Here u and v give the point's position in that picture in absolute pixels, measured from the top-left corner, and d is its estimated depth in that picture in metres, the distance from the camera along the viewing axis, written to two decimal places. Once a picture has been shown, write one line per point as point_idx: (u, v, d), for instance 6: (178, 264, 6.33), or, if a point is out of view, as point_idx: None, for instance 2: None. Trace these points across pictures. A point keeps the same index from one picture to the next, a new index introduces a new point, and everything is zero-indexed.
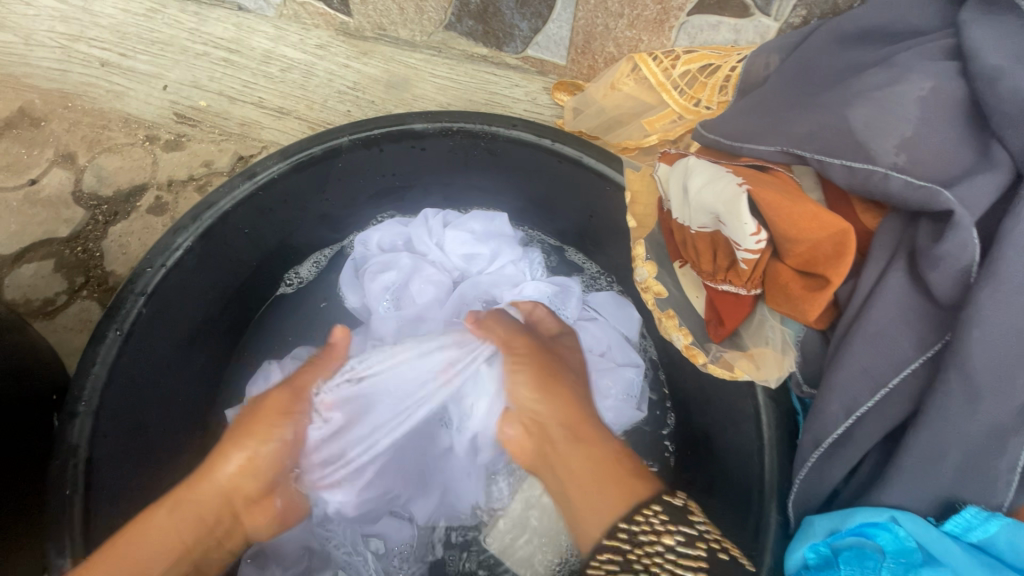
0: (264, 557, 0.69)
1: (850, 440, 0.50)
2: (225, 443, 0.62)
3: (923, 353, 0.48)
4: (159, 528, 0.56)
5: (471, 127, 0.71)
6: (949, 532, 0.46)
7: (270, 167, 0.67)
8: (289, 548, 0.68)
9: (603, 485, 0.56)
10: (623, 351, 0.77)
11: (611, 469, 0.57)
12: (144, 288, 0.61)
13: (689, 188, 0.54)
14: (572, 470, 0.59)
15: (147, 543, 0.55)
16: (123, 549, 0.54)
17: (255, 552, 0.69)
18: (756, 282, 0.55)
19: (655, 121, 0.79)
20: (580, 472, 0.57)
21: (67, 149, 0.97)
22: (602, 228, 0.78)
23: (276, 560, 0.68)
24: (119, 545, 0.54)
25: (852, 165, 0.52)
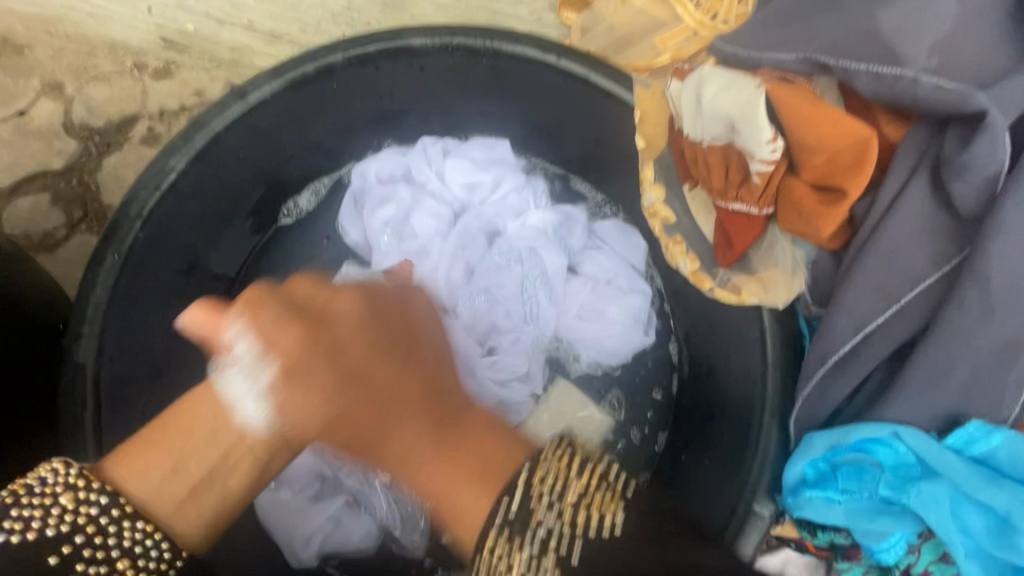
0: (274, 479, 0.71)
1: (856, 358, 0.50)
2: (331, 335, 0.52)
3: (939, 269, 0.46)
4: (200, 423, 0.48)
5: (471, 43, 0.67)
6: (951, 446, 0.46)
7: (262, 86, 0.64)
8: (300, 473, 0.70)
9: (459, 448, 0.49)
10: (628, 279, 0.76)
11: (440, 421, 0.52)
12: (139, 213, 0.60)
13: (701, 97, 0.51)
14: (403, 438, 0.50)
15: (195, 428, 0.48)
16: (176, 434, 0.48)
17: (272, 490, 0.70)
18: (769, 200, 0.53)
19: (668, 39, 0.74)
20: (455, 464, 0.48)
21: (54, 79, 0.93)
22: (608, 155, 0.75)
23: (286, 482, 0.70)
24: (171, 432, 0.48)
25: (878, 71, 0.48)
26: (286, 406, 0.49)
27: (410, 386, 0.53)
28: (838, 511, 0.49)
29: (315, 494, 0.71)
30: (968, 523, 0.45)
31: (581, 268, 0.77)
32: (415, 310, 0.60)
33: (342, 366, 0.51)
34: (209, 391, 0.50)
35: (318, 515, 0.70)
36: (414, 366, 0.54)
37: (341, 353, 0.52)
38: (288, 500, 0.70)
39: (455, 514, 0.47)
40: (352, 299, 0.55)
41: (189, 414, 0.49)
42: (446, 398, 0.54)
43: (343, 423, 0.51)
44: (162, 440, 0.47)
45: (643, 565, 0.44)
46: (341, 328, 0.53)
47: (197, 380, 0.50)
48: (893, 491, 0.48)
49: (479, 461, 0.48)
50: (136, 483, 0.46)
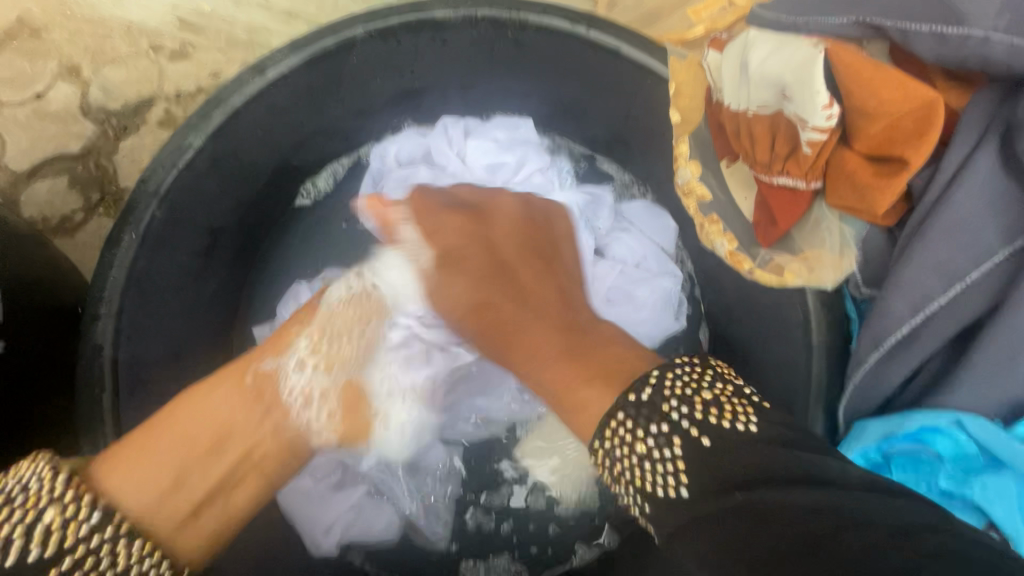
0: None
1: (914, 341, 0.47)
2: (443, 238, 0.61)
3: (1009, 244, 0.43)
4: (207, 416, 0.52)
5: (496, 14, 0.64)
6: (1019, 436, 0.43)
7: (281, 61, 0.62)
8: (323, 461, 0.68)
9: (580, 357, 0.52)
10: (657, 261, 0.74)
11: (574, 353, 0.52)
12: (157, 189, 0.58)
13: (747, 63, 0.48)
14: (535, 333, 0.56)
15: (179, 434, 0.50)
16: (176, 426, 0.51)
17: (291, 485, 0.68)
18: (818, 174, 0.49)
19: (702, 10, 0.69)
20: (593, 360, 0.50)
21: (70, 61, 0.91)
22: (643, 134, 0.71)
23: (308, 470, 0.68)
24: (174, 422, 0.51)
25: (943, 33, 0.44)
26: (443, 285, 0.61)
27: (545, 298, 0.59)
28: None
29: (337, 482, 0.69)
30: None
31: (608, 251, 0.75)
32: (557, 226, 0.67)
33: (493, 261, 0.61)
34: (228, 386, 0.55)
35: (340, 503, 0.68)
36: (551, 280, 0.61)
37: (489, 248, 0.62)
38: (310, 487, 0.68)
39: (581, 414, 0.48)
40: (510, 204, 0.66)
41: (206, 406, 0.53)
42: (581, 326, 0.56)
43: (489, 309, 0.59)
44: (152, 435, 0.49)
45: (775, 465, 0.34)
46: (492, 227, 0.63)
47: (234, 372, 0.56)
48: (955, 484, 0.45)
49: (610, 362, 0.49)
50: (123, 487, 0.45)
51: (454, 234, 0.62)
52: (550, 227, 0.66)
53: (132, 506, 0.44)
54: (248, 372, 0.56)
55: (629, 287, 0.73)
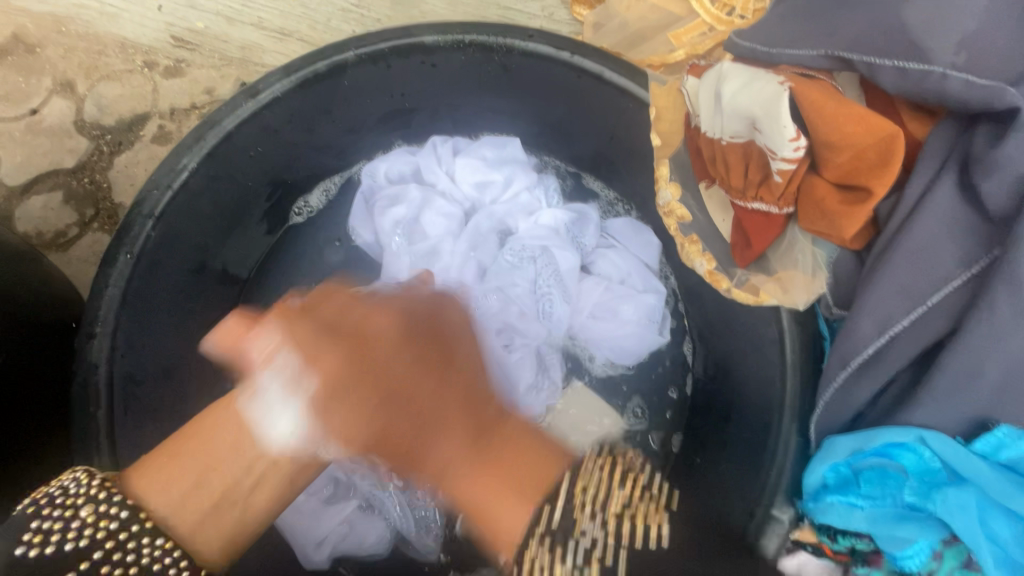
0: None
1: (880, 360, 0.49)
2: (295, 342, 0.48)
3: (968, 269, 0.45)
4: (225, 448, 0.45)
5: (483, 39, 0.66)
6: (979, 452, 0.45)
7: (273, 84, 0.63)
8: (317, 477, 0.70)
9: (491, 463, 0.49)
10: (642, 278, 0.75)
11: (474, 457, 0.49)
12: (151, 211, 0.60)
13: (721, 95, 0.50)
14: (442, 451, 0.49)
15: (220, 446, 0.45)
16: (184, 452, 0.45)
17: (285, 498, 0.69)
18: (790, 199, 0.52)
19: (683, 35, 0.72)
20: (492, 476, 0.48)
21: (65, 77, 0.93)
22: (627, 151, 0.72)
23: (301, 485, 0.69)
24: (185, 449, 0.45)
25: (904, 67, 0.47)
26: (322, 419, 0.47)
27: (450, 400, 0.51)
28: (859, 517, 0.48)
29: (330, 496, 0.71)
30: (996, 531, 0.44)
31: (594, 267, 0.76)
32: (453, 322, 0.59)
33: (376, 381, 0.48)
34: (227, 408, 0.47)
35: (332, 517, 0.70)
36: (451, 359, 0.54)
37: (362, 352, 0.49)
38: (302, 503, 0.69)
39: (490, 516, 0.47)
40: (384, 316, 0.53)
41: (215, 434, 0.46)
42: (482, 405, 0.52)
43: (395, 439, 0.49)
44: (179, 462, 0.45)
45: (702, 551, 0.43)
46: (383, 350, 0.50)
47: (224, 406, 0.47)
48: (918, 498, 0.47)
49: (518, 472, 0.48)
50: (147, 494, 0.44)
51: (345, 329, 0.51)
52: None
53: (162, 515, 0.44)
54: (227, 411, 0.46)
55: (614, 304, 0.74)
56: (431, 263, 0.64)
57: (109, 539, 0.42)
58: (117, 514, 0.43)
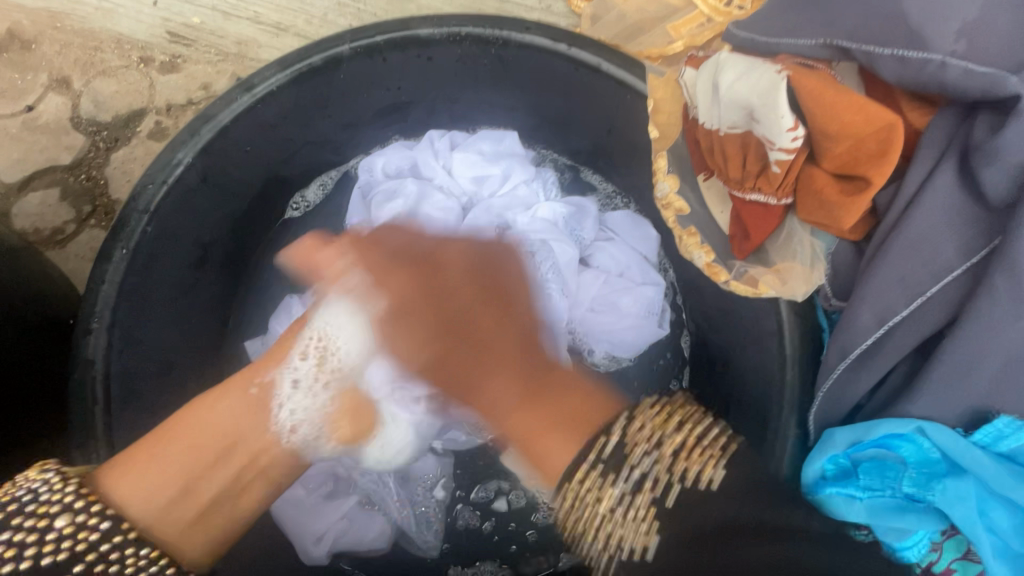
0: None
1: (879, 351, 0.49)
2: (380, 265, 0.60)
3: (968, 259, 0.45)
4: (218, 429, 0.52)
5: (480, 32, 0.66)
6: (978, 442, 0.45)
7: (268, 78, 0.63)
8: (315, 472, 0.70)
9: (541, 399, 0.51)
10: (640, 272, 0.75)
11: (533, 393, 0.52)
12: (146, 207, 0.60)
13: (718, 85, 0.50)
14: (496, 389, 0.53)
15: (202, 434, 0.52)
16: (179, 445, 0.50)
17: None
18: (788, 190, 0.51)
19: (681, 27, 0.73)
20: (534, 416, 0.50)
21: (61, 73, 0.92)
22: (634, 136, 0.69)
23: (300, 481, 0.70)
24: (181, 439, 0.51)
25: (905, 55, 0.46)
26: (390, 332, 0.59)
27: (501, 344, 0.56)
28: (859, 508, 0.47)
29: (329, 492, 0.71)
30: (995, 521, 0.44)
31: (593, 261, 0.76)
32: (510, 268, 0.64)
33: (441, 311, 0.58)
34: (231, 399, 0.54)
35: (331, 513, 0.70)
36: (507, 295, 0.61)
37: (442, 284, 0.60)
38: (302, 498, 0.69)
39: (537, 448, 0.49)
40: (455, 246, 0.64)
41: (211, 417, 0.53)
42: (534, 354, 0.56)
43: (449, 360, 0.57)
44: (162, 448, 0.50)
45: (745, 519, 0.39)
46: (450, 271, 0.61)
47: (235, 391, 0.54)
48: (918, 489, 0.46)
49: (563, 412, 0.49)
50: (133, 495, 0.47)
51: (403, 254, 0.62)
52: (504, 268, 0.63)
53: (143, 514, 0.46)
54: (249, 389, 0.55)
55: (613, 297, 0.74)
56: (437, 248, 0.63)
57: (90, 551, 0.42)
58: (100, 525, 0.43)
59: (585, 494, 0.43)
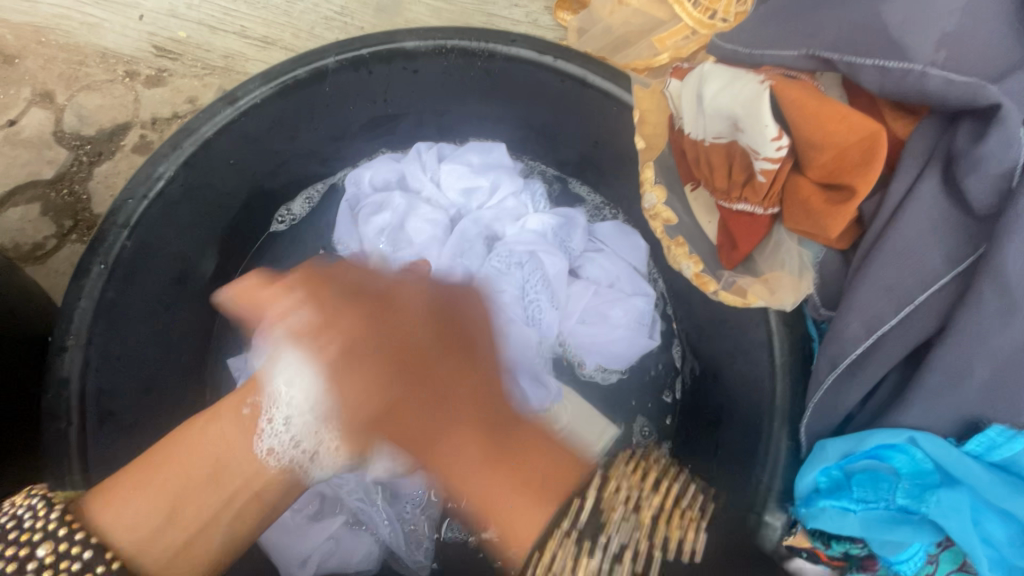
0: None
1: (869, 360, 0.48)
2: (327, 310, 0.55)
3: (954, 268, 0.45)
4: (204, 449, 0.47)
5: (466, 44, 0.66)
6: (970, 452, 0.44)
7: (252, 91, 0.63)
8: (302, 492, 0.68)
9: (513, 462, 0.48)
10: (629, 282, 0.75)
11: (491, 447, 0.50)
12: (126, 221, 0.59)
13: (702, 96, 0.50)
14: (456, 443, 0.50)
15: (195, 451, 0.47)
16: (168, 462, 0.46)
17: None
18: (775, 199, 0.51)
19: (666, 38, 0.73)
20: (505, 477, 0.47)
21: (44, 88, 0.91)
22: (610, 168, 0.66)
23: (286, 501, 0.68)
24: (170, 458, 0.46)
25: (885, 65, 0.46)
26: (334, 380, 0.51)
27: (462, 399, 0.53)
28: (853, 521, 0.47)
29: (315, 512, 0.69)
30: (990, 532, 0.43)
31: (582, 272, 0.76)
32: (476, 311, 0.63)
33: (391, 366, 0.53)
34: (222, 421, 0.48)
35: (318, 535, 0.68)
36: (471, 343, 0.58)
37: (399, 336, 0.55)
38: (287, 519, 0.67)
39: (501, 518, 0.46)
40: (415, 287, 0.61)
41: (196, 441, 0.47)
42: (500, 415, 0.53)
43: (404, 411, 0.52)
44: (157, 475, 0.45)
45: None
46: (406, 314, 0.57)
47: (224, 414, 0.49)
48: (911, 501, 0.46)
49: (541, 467, 0.48)
50: (119, 524, 0.43)
51: (356, 298, 0.58)
52: (464, 308, 0.62)
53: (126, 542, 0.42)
54: (241, 409, 0.49)
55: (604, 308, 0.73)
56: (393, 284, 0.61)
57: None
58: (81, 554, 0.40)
59: (561, 566, 0.41)
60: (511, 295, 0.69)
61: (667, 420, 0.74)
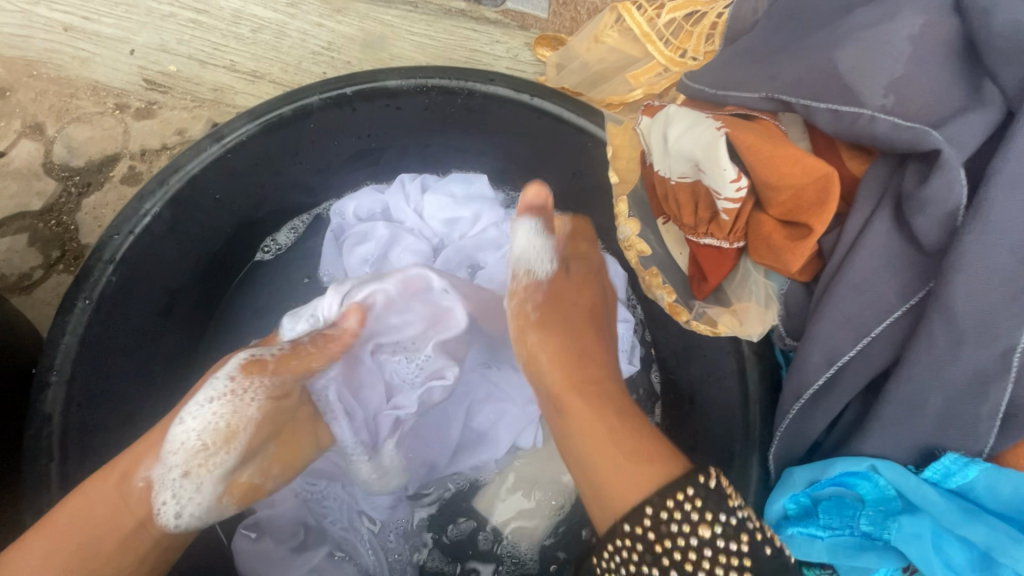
0: (255, 529, 0.68)
1: (831, 390, 0.50)
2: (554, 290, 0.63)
3: (907, 301, 0.47)
4: (105, 509, 0.51)
5: (446, 83, 0.68)
6: (929, 479, 0.46)
7: (238, 128, 0.64)
8: (283, 522, 0.68)
9: (638, 458, 0.48)
10: (609, 310, 0.76)
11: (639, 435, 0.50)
12: (111, 257, 0.60)
13: (667, 137, 0.53)
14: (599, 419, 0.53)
15: (87, 515, 0.50)
16: (60, 520, 0.50)
17: (247, 525, 0.68)
18: (739, 235, 0.54)
19: (640, 74, 0.75)
20: (620, 448, 0.49)
21: (35, 120, 0.93)
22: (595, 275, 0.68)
23: (269, 532, 0.67)
24: (60, 516, 0.50)
25: (838, 109, 0.49)
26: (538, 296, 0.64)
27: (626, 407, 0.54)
28: (820, 548, 0.48)
29: (299, 544, 0.68)
30: (950, 557, 0.44)
31: None
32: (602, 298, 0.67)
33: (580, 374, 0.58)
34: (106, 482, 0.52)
35: (300, 567, 0.67)
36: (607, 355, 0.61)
37: (572, 340, 0.61)
38: (270, 551, 0.67)
39: (609, 481, 0.48)
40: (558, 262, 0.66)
41: (87, 508, 0.51)
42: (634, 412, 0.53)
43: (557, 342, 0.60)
44: (51, 527, 0.49)
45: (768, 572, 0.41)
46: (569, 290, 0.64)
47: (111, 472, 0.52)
48: (875, 527, 0.47)
49: (649, 450, 0.49)
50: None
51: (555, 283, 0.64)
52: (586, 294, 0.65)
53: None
54: (132, 484, 0.52)
55: None
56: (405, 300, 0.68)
57: None
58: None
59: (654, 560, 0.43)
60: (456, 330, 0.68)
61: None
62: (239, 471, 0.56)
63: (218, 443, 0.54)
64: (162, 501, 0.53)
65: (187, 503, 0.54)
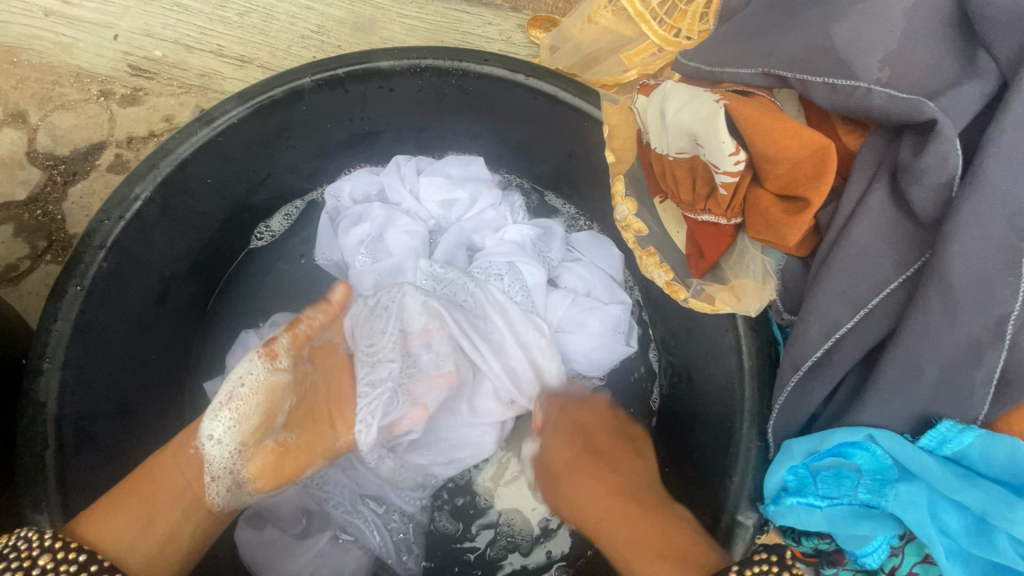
0: (257, 519, 0.67)
1: (829, 363, 0.51)
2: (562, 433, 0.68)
3: (903, 272, 0.47)
4: (167, 478, 0.57)
5: (440, 63, 0.68)
6: (924, 447, 0.47)
7: (229, 111, 0.63)
8: (285, 510, 0.68)
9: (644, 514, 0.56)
10: (608, 290, 0.76)
11: (642, 515, 0.57)
12: (103, 242, 0.58)
13: (665, 113, 0.52)
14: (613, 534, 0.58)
15: (161, 482, 0.57)
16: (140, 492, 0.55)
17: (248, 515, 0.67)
18: (736, 211, 0.54)
19: (634, 56, 0.74)
20: (642, 539, 0.55)
21: (17, 108, 0.90)
22: (614, 445, 0.67)
23: (273, 521, 0.68)
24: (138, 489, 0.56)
25: (834, 83, 0.49)
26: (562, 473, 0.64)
27: (626, 484, 0.61)
28: (819, 518, 0.49)
29: (303, 530, 0.68)
30: (946, 522, 0.46)
31: (561, 281, 0.77)
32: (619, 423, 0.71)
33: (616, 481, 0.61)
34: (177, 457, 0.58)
35: (306, 552, 0.67)
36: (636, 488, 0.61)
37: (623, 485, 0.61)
38: (275, 538, 0.67)
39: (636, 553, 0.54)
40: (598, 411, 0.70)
41: (167, 473, 0.57)
42: (642, 497, 0.60)
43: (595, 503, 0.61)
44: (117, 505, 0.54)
45: None
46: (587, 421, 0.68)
47: (177, 451, 0.59)
48: (872, 495, 0.48)
49: (655, 528, 0.55)
50: (107, 535, 0.51)
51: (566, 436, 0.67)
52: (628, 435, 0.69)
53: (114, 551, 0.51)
54: (186, 452, 0.59)
55: (581, 315, 0.73)
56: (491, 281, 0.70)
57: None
58: (77, 558, 0.45)
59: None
60: (500, 299, 0.69)
61: (651, 421, 0.76)
62: (281, 419, 0.63)
63: (256, 412, 0.61)
64: (209, 454, 0.59)
65: (228, 448, 0.60)
